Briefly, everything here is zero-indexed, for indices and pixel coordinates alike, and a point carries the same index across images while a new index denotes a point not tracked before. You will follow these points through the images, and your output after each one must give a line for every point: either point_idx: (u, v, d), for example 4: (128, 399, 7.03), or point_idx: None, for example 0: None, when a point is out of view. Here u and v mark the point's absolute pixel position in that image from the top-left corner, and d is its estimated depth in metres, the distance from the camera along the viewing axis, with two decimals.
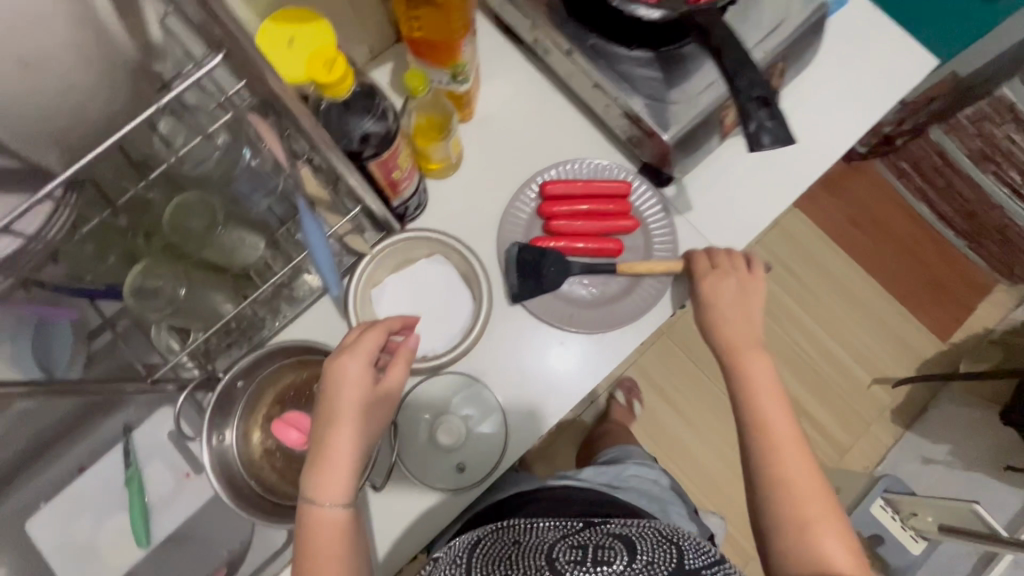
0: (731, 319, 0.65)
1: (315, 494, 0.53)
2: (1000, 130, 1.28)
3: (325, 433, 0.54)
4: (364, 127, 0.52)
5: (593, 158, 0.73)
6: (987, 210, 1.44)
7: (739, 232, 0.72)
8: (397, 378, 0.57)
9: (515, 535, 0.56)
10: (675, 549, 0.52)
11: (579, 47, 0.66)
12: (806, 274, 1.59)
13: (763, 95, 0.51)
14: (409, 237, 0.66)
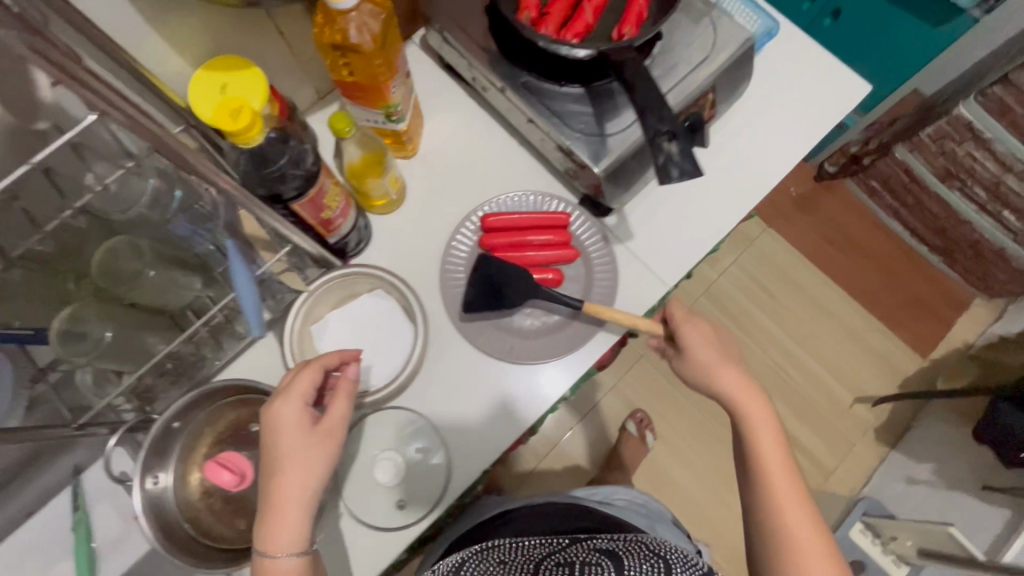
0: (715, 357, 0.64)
1: (263, 545, 0.53)
2: (962, 148, 1.28)
3: (270, 482, 0.54)
4: (281, 171, 0.52)
5: (534, 191, 0.75)
6: (957, 225, 1.44)
7: (682, 260, 0.73)
8: (338, 412, 0.57)
9: (502, 554, 0.60)
10: (662, 561, 0.53)
11: (511, 85, 0.67)
12: (782, 293, 1.59)
13: (672, 129, 0.52)
14: (347, 273, 0.67)
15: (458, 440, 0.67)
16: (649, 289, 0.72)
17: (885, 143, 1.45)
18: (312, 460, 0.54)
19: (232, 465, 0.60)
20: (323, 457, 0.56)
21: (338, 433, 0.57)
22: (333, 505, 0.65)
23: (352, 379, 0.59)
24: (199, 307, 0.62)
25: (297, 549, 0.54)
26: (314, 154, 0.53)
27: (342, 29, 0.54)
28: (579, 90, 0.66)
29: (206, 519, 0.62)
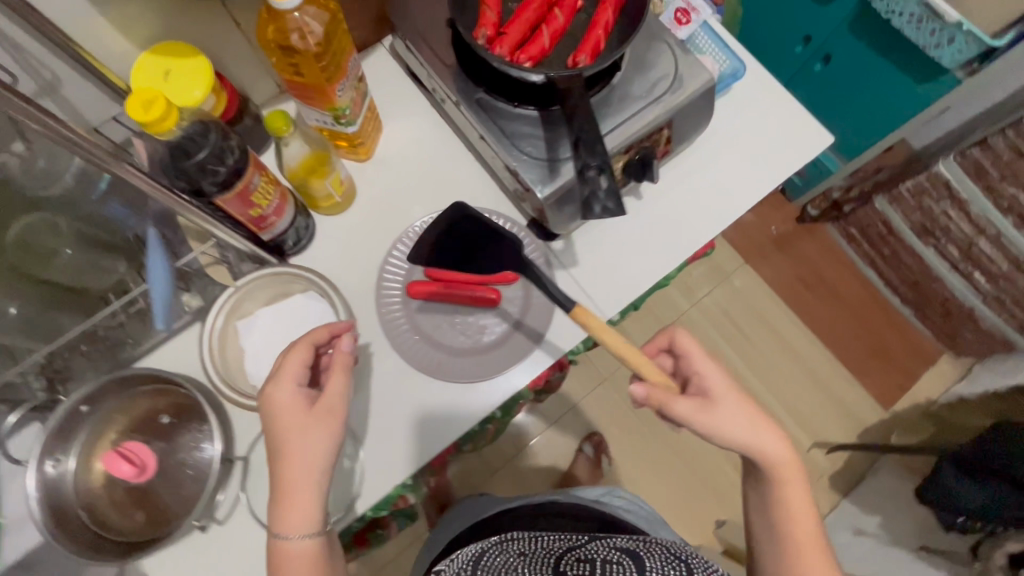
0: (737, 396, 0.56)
1: (276, 528, 0.52)
2: (939, 206, 1.30)
3: (275, 466, 0.53)
4: (198, 161, 0.51)
5: (482, 207, 0.74)
6: (930, 281, 1.44)
7: (624, 292, 0.72)
8: (336, 388, 0.55)
9: (520, 547, 0.57)
10: (683, 565, 0.51)
11: (466, 100, 0.67)
12: (751, 330, 1.58)
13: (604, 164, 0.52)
14: (277, 271, 0.66)
15: (375, 452, 0.66)
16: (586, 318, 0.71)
17: (864, 193, 1.48)
18: (311, 441, 0.52)
19: (134, 457, 0.59)
20: (325, 438, 0.53)
21: (338, 411, 0.54)
22: (238, 505, 0.63)
23: (347, 353, 0.57)
24: (121, 292, 0.62)
25: (310, 530, 0.52)
26: (235, 143, 0.53)
27: (288, 29, 0.54)
28: (535, 112, 0.65)
29: (106, 507, 0.61)
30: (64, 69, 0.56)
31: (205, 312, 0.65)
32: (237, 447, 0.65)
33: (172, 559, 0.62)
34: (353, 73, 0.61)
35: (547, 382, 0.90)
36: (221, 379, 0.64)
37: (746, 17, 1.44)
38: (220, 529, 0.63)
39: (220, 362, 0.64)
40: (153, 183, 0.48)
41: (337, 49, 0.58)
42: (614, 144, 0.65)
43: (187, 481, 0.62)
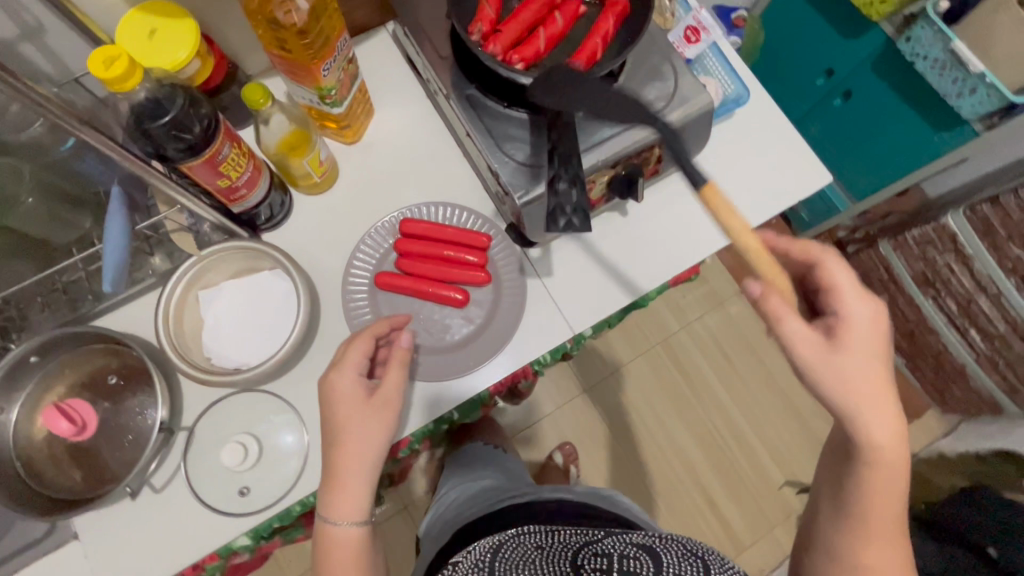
0: (871, 359, 0.47)
1: (325, 512, 0.56)
2: (942, 258, 1.23)
3: (331, 452, 0.58)
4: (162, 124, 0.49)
5: (462, 205, 0.73)
6: (925, 333, 1.37)
7: (597, 309, 0.71)
8: (393, 381, 0.60)
9: (537, 540, 0.61)
10: (700, 561, 0.55)
11: (456, 95, 0.65)
12: None
13: None
14: (242, 246, 0.65)
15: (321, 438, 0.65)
16: (555, 331, 0.70)
17: (872, 235, 1.43)
18: (366, 429, 0.57)
19: (75, 414, 0.58)
20: (379, 427, 0.58)
21: (394, 404, 0.59)
22: (177, 475, 0.63)
23: (404, 347, 0.62)
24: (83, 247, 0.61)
25: (356, 519, 0.57)
26: (204, 108, 0.51)
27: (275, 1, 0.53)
28: (524, 115, 0.64)
29: (44, 462, 0.60)
30: (46, 15, 0.54)
31: (167, 278, 0.65)
32: (184, 417, 0.65)
33: (106, 522, 0.61)
34: (342, 52, 0.61)
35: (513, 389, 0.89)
36: (174, 350, 0.61)
37: (769, 44, 1.41)
38: (154, 496, 0.62)
39: (175, 332, 0.63)
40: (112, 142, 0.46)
41: (323, 26, 0.57)
42: (602, 158, 0.63)
43: (128, 445, 0.62)
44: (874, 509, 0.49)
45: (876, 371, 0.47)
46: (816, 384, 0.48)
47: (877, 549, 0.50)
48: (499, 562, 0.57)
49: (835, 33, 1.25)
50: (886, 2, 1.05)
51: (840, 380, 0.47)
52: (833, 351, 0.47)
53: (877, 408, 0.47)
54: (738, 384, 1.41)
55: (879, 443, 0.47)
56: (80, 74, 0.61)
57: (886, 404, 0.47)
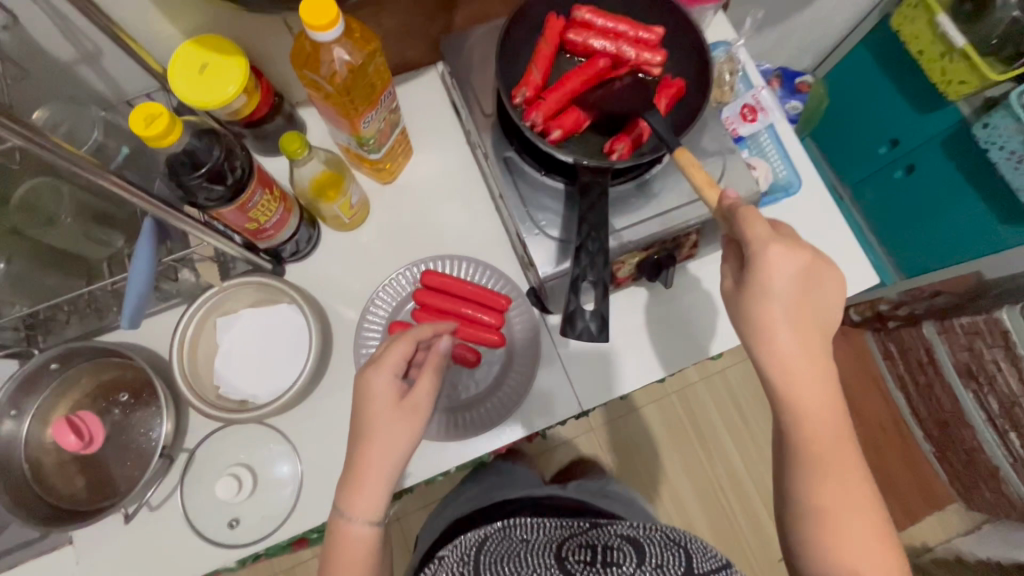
0: (782, 300, 0.47)
1: (343, 508, 0.53)
2: (990, 352, 1.08)
3: (357, 449, 0.54)
4: (196, 184, 0.49)
5: (487, 262, 0.72)
6: (960, 426, 1.24)
7: (610, 386, 0.68)
8: (425, 393, 0.55)
9: (522, 534, 0.60)
10: (683, 552, 0.53)
11: (494, 155, 0.64)
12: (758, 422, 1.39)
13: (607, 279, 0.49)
14: (262, 282, 0.65)
15: (313, 477, 0.65)
16: (565, 402, 0.68)
17: (916, 313, 1.28)
18: (395, 432, 0.53)
19: (84, 428, 0.60)
20: (407, 432, 0.53)
21: (424, 408, 0.55)
22: (173, 499, 0.64)
23: (442, 352, 0.56)
24: (116, 263, 0.63)
25: (373, 519, 0.53)
26: (241, 158, 0.51)
27: (320, 57, 0.53)
28: (561, 185, 0.62)
29: (50, 463, 0.62)
30: (103, 43, 0.56)
31: (191, 300, 0.66)
32: (187, 439, 0.66)
33: (100, 532, 0.63)
34: (386, 103, 0.60)
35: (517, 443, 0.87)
36: (186, 384, 0.61)
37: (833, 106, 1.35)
38: (150, 515, 0.63)
39: (189, 362, 0.63)
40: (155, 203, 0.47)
41: (369, 81, 0.57)
42: (634, 240, 0.61)
43: (132, 457, 0.63)
44: (816, 448, 0.48)
45: (783, 309, 0.47)
46: (737, 321, 0.50)
47: (832, 483, 0.48)
48: (484, 556, 0.55)
49: (905, 105, 1.18)
50: (968, 81, 0.96)
51: (749, 317, 0.49)
52: (741, 290, 0.49)
53: (787, 342, 0.48)
54: (747, 440, 1.36)
55: (793, 376, 0.48)
56: (133, 97, 0.62)
57: (795, 336, 0.48)
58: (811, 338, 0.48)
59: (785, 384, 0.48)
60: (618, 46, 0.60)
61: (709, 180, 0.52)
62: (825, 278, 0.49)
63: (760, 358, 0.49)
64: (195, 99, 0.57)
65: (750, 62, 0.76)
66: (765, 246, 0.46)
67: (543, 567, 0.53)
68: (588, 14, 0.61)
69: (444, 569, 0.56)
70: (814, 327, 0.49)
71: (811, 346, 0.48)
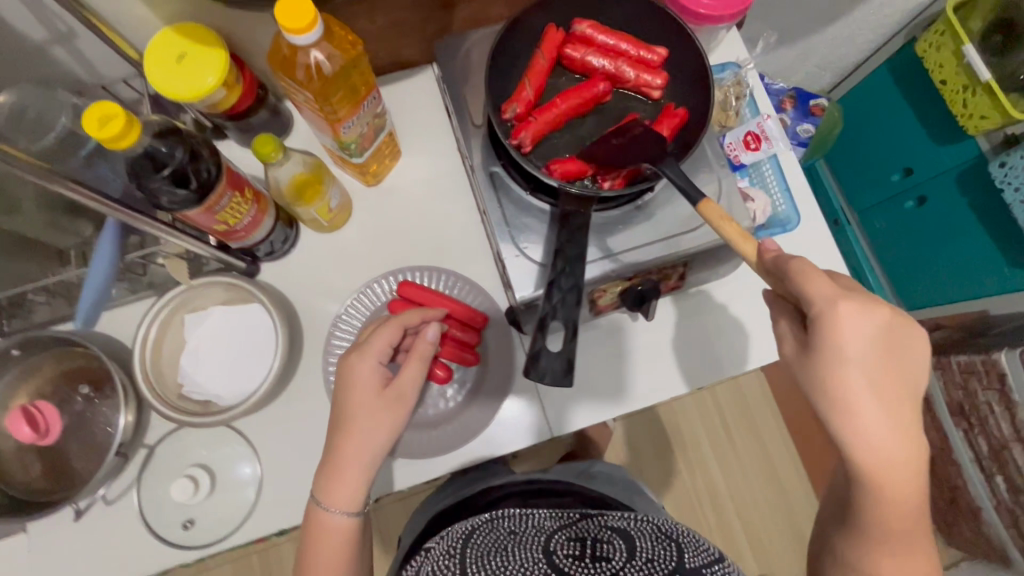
0: (863, 371, 0.41)
1: (322, 499, 0.52)
2: (984, 394, 1.02)
3: (335, 438, 0.52)
4: (155, 186, 0.48)
5: (468, 277, 0.70)
6: (944, 463, 1.17)
7: (597, 413, 0.67)
8: (411, 376, 0.54)
9: (512, 524, 0.54)
10: (675, 546, 0.49)
11: (480, 168, 0.62)
12: (742, 443, 1.29)
13: (568, 321, 0.49)
14: (229, 281, 0.63)
15: (271, 483, 0.64)
16: (552, 424, 0.66)
17: None
18: (378, 421, 0.52)
19: (40, 419, 0.58)
20: (391, 422, 0.52)
21: (409, 400, 0.53)
22: (129, 494, 0.63)
23: (429, 339, 0.54)
24: (85, 253, 0.63)
25: (351, 509, 0.52)
26: (205, 156, 0.50)
27: (297, 59, 0.50)
28: (547, 206, 0.60)
29: (6, 451, 0.60)
30: (78, 26, 0.53)
31: (162, 293, 0.65)
32: (148, 435, 0.65)
33: (53, 523, 0.62)
34: (369, 109, 0.57)
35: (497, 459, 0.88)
36: (146, 382, 0.60)
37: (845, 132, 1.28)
38: (105, 508, 0.62)
39: (151, 359, 0.61)
40: (95, 198, 0.46)
41: (350, 84, 0.54)
42: (617, 269, 0.58)
43: (88, 450, 0.62)
44: (887, 527, 0.44)
45: (869, 383, 0.41)
46: (806, 391, 0.43)
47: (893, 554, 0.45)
48: (470, 550, 0.50)
49: (924, 134, 1.10)
50: (990, 117, 0.91)
51: (826, 391, 0.42)
52: (811, 358, 0.42)
53: (874, 423, 0.41)
54: (731, 457, 1.28)
55: (885, 464, 0.41)
56: (109, 81, 0.60)
57: (884, 415, 0.41)
58: (905, 419, 0.41)
59: (874, 475, 0.41)
60: (617, 66, 0.57)
61: (743, 230, 0.47)
62: (910, 341, 0.42)
63: (844, 441, 0.42)
64: (171, 89, 0.54)
65: (759, 86, 0.73)
66: (836, 305, 0.40)
67: (532, 563, 0.48)
68: (589, 29, 0.58)
69: (430, 561, 0.52)
70: (907, 404, 0.41)
71: (905, 427, 0.41)
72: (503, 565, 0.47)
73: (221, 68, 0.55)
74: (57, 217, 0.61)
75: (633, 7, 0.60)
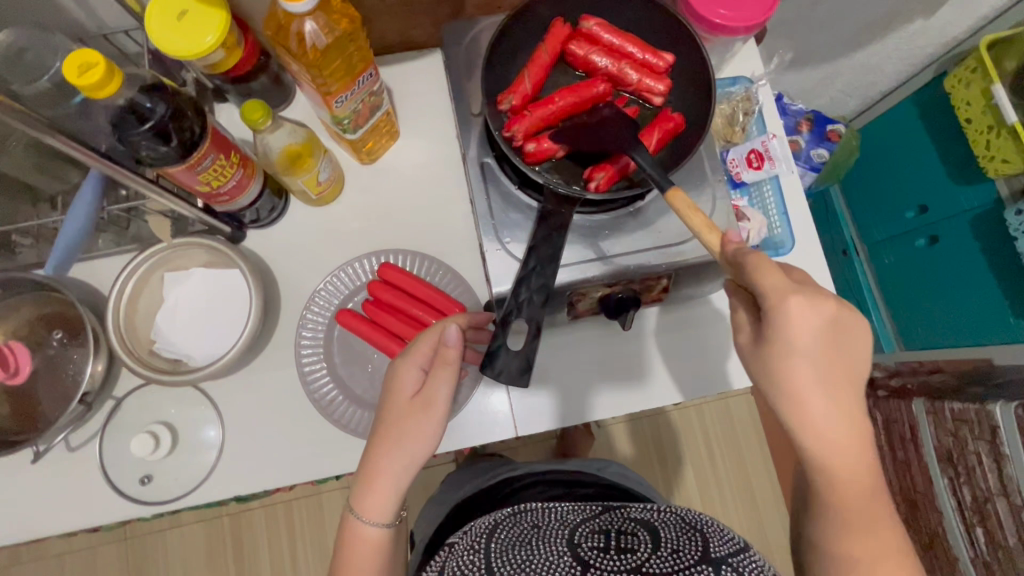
0: (808, 355, 0.41)
1: (355, 508, 0.50)
2: (973, 444, 0.95)
3: (369, 454, 0.51)
4: (138, 140, 0.47)
5: (452, 267, 0.69)
6: (927, 507, 1.08)
7: (621, 402, 0.66)
8: (442, 387, 0.51)
9: (536, 518, 0.54)
10: (699, 535, 0.49)
11: (471, 158, 0.61)
12: (726, 468, 1.27)
13: (536, 321, 0.50)
14: (211, 244, 0.63)
15: (234, 448, 0.64)
16: (574, 414, 0.66)
17: (907, 387, 1.13)
18: (417, 429, 0.50)
19: (11, 358, 0.61)
20: (421, 430, 0.50)
21: (438, 408, 0.51)
22: (91, 442, 0.64)
23: (453, 342, 0.51)
24: (67, 201, 0.65)
25: (384, 521, 0.51)
26: (189, 114, 0.50)
27: (291, 28, 0.49)
28: (534, 202, 0.59)
29: None
30: None
31: (145, 248, 0.66)
32: (117, 386, 0.66)
33: (17, 460, 0.63)
34: (365, 85, 0.56)
35: (493, 460, 0.90)
36: (118, 335, 0.60)
37: (862, 160, 1.24)
38: (67, 454, 0.63)
39: (125, 312, 0.62)
40: (88, 155, 0.46)
41: (348, 58, 0.54)
42: (598, 275, 0.57)
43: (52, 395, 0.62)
44: (846, 506, 0.44)
45: (813, 368, 0.41)
46: (757, 377, 0.45)
47: (858, 537, 0.44)
48: (494, 544, 0.50)
49: (944, 176, 1.07)
50: (1011, 161, 0.87)
51: (771, 374, 0.43)
52: (761, 344, 0.43)
53: (815, 404, 0.42)
54: (712, 483, 1.26)
55: (824, 440, 0.42)
56: (110, 31, 0.61)
57: (825, 396, 0.42)
58: (846, 399, 0.42)
59: (821, 453, 0.42)
60: (620, 67, 0.56)
61: (708, 221, 0.46)
62: (850, 325, 0.42)
63: (790, 421, 0.43)
64: (166, 40, 0.53)
65: (770, 104, 0.71)
66: (785, 296, 0.40)
67: (557, 558, 0.47)
68: (596, 27, 0.57)
69: (455, 556, 0.51)
70: (848, 384, 0.42)
71: (844, 405, 0.42)
72: (529, 561, 0.47)
73: (221, 32, 0.54)
74: (44, 162, 0.62)
75: (644, 10, 0.59)
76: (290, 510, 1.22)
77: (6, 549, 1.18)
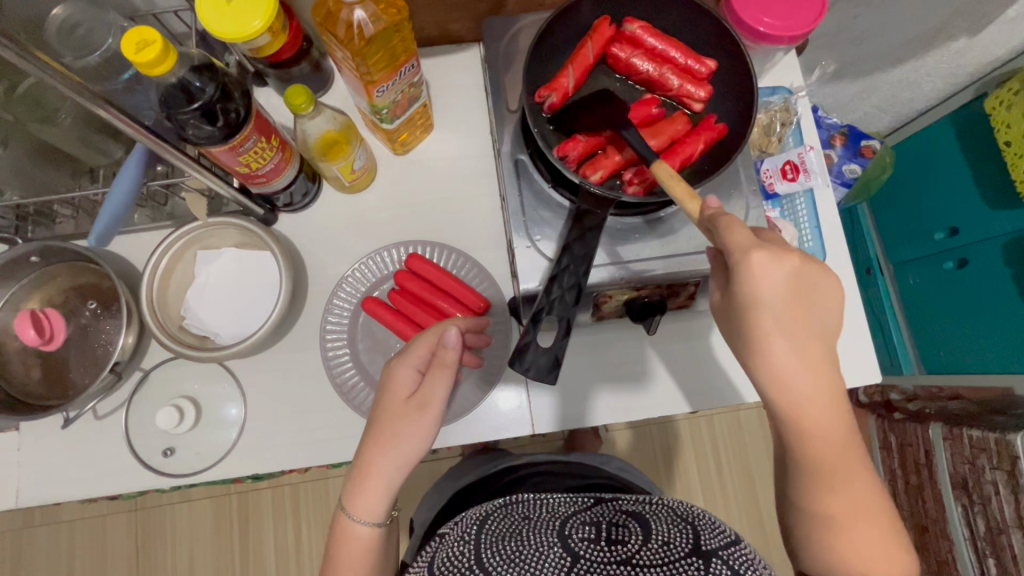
0: (773, 307, 0.43)
1: (346, 505, 0.51)
2: (991, 472, 0.93)
3: (363, 447, 0.52)
4: (190, 119, 0.49)
5: (477, 261, 0.70)
6: (937, 534, 1.06)
7: (645, 404, 0.66)
8: (438, 389, 0.52)
9: (526, 511, 0.54)
10: (690, 530, 0.49)
11: (506, 155, 0.61)
12: (732, 479, 1.26)
13: (564, 317, 0.51)
14: (240, 224, 0.64)
15: (254, 426, 0.65)
16: (578, 417, 0.66)
17: (925, 411, 1.12)
18: (410, 429, 0.51)
19: (46, 325, 0.59)
20: (411, 430, 0.51)
21: (434, 408, 0.52)
22: (117, 410, 0.65)
23: (450, 345, 0.52)
24: (109, 174, 0.67)
25: (374, 520, 0.51)
26: (236, 94, 0.51)
27: (340, 15, 0.50)
28: (566, 202, 0.59)
29: (11, 351, 0.62)
30: None
31: (179, 225, 0.67)
32: (145, 359, 0.67)
33: (44, 425, 0.64)
34: (407, 75, 0.57)
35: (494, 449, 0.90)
36: (151, 313, 0.62)
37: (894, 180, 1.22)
38: (95, 422, 0.65)
39: (158, 289, 0.63)
40: (145, 134, 0.47)
41: (390, 50, 0.54)
42: (627, 277, 0.57)
43: (85, 363, 0.63)
44: (821, 465, 0.45)
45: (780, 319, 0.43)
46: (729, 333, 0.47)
47: (835, 492, 0.45)
48: (484, 536, 0.50)
49: (976, 196, 1.05)
50: None
51: (737, 325, 0.45)
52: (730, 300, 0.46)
53: (784, 356, 0.43)
54: (718, 496, 1.25)
55: (795, 392, 0.44)
56: (160, 11, 0.63)
57: (790, 346, 0.43)
58: (814, 353, 0.44)
59: (787, 399, 0.44)
60: (661, 73, 0.57)
61: (691, 190, 0.47)
62: (818, 281, 0.44)
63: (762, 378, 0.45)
64: (213, 24, 0.53)
65: (807, 116, 0.71)
66: (747, 250, 0.43)
67: (548, 549, 0.47)
68: (640, 30, 0.56)
69: (445, 546, 0.51)
70: (817, 341, 0.44)
71: (811, 356, 0.44)
72: (518, 552, 0.47)
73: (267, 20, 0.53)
74: (89, 134, 0.63)
75: (688, 15, 0.58)
76: (297, 492, 1.23)
77: (21, 511, 1.20)
